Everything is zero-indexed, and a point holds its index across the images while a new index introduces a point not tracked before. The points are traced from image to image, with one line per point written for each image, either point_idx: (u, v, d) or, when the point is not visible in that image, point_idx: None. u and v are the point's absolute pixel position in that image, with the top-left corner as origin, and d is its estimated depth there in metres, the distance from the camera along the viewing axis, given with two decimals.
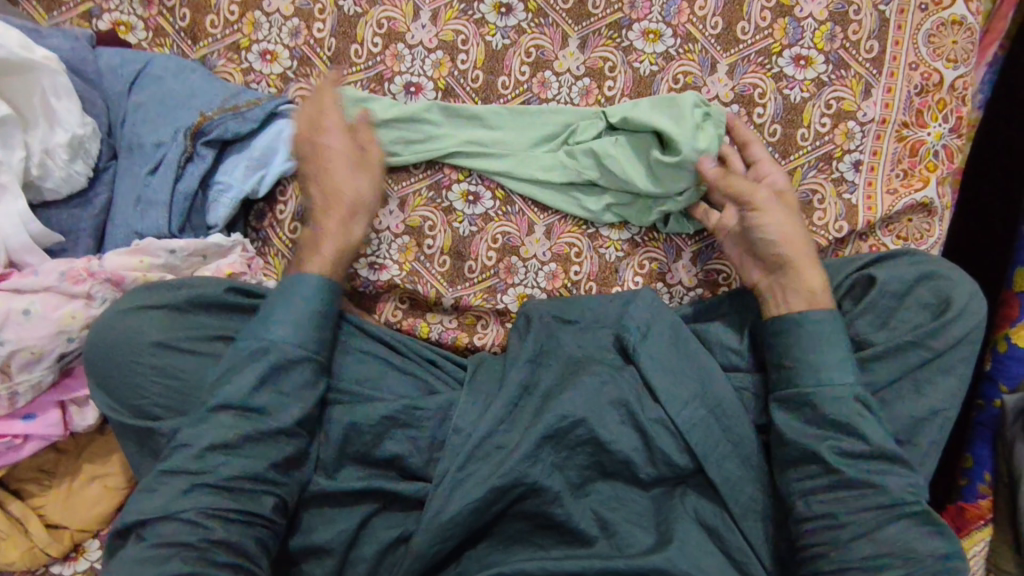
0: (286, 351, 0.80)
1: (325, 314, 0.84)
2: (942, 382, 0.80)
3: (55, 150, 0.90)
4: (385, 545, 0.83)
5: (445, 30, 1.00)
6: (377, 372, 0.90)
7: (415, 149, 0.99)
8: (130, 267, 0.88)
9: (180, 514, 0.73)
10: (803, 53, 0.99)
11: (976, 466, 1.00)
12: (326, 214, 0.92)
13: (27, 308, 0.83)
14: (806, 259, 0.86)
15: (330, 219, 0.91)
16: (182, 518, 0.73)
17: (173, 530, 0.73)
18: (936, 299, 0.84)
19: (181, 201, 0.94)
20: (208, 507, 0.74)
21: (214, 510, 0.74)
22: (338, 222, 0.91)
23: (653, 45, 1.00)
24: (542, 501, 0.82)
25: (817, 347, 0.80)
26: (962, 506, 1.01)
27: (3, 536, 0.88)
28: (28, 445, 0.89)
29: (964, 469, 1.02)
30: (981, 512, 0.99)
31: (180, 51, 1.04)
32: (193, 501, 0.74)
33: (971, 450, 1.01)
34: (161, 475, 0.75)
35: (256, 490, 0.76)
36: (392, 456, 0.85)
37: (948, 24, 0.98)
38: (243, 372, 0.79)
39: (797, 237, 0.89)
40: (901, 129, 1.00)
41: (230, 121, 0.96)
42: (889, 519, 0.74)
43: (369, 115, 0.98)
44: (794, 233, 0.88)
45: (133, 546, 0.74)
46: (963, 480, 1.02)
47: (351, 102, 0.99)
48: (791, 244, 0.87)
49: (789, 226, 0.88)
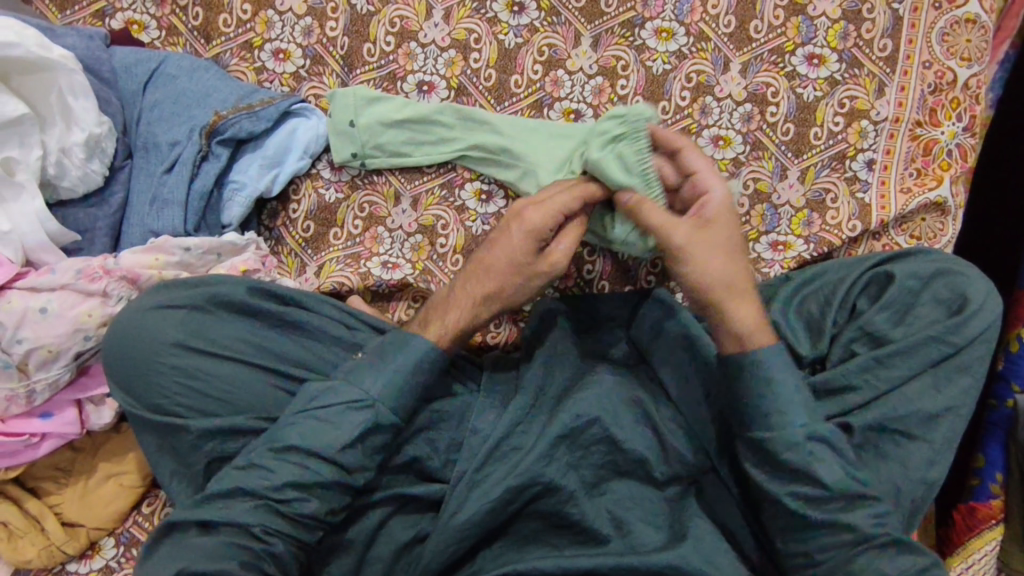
0: (377, 410, 0.78)
1: (418, 379, 0.81)
2: (957, 380, 0.80)
3: (71, 149, 0.90)
4: (402, 545, 0.83)
5: (458, 28, 1.00)
6: None
7: (425, 151, 0.99)
8: (145, 265, 0.89)
9: (246, 526, 0.74)
10: (816, 52, 0.99)
11: (987, 466, 0.99)
12: (470, 291, 0.86)
13: (44, 307, 0.84)
14: (731, 298, 0.80)
15: (468, 299, 0.85)
16: (248, 530, 0.74)
17: (233, 536, 0.74)
18: (952, 296, 0.84)
19: (196, 200, 0.95)
20: (268, 526, 0.74)
21: (276, 532, 0.74)
22: (476, 304, 0.85)
23: (666, 43, 1.00)
24: (557, 500, 0.82)
25: (767, 389, 0.76)
26: (973, 506, 1.01)
27: (17, 531, 0.89)
28: (45, 444, 0.89)
29: (975, 468, 1.01)
30: (994, 511, 0.99)
31: (193, 50, 1.04)
32: (261, 517, 0.74)
33: (982, 450, 1.00)
34: (235, 481, 0.76)
35: (316, 528, 0.76)
36: (412, 459, 0.85)
37: (962, 22, 0.98)
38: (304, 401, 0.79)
39: (728, 271, 0.81)
40: (915, 127, 1.00)
41: (244, 120, 0.96)
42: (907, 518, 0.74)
43: (383, 118, 0.98)
44: (719, 268, 0.80)
45: (193, 536, 0.75)
46: (974, 480, 1.01)
47: (367, 100, 0.99)
48: (711, 283, 0.80)
49: (710, 262, 0.80)
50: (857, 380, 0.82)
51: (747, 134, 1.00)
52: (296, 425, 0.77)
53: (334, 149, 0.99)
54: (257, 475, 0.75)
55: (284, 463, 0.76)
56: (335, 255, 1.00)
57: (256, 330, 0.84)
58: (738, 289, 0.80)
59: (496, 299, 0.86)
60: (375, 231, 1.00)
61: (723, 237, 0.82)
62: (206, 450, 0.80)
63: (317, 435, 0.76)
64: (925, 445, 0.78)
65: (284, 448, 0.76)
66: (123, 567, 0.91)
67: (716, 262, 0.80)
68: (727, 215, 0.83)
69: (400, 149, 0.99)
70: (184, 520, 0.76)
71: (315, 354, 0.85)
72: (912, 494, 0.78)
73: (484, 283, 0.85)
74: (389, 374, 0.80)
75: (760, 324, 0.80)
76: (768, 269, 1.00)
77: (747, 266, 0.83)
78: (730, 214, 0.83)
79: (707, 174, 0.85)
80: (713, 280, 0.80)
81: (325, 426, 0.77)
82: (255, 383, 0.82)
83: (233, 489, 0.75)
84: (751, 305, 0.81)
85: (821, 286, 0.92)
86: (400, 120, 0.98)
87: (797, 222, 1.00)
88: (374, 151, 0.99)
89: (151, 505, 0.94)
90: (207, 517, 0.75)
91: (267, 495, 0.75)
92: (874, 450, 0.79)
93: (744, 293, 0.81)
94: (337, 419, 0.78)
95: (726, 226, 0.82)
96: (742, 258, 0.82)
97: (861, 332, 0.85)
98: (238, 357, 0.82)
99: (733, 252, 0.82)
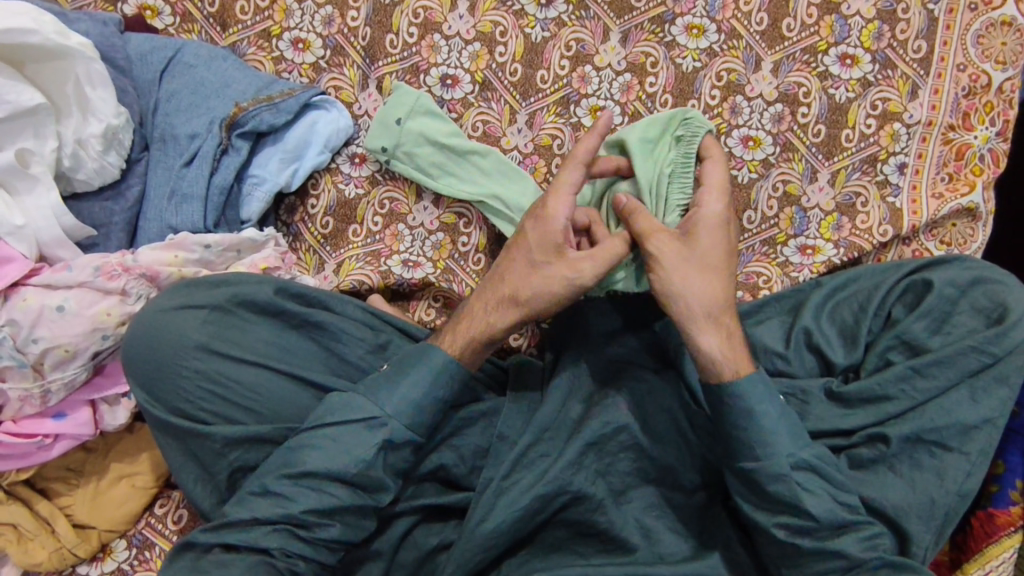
0: (398, 422, 0.76)
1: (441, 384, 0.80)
2: (996, 391, 0.79)
3: (88, 141, 0.87)
4: (426, 552, 0.81)
5: (483, 21, 0.98)
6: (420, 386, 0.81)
7: (450, 179, 0.96)
8: (164, 262, 0.86)
9: (264, 548, 0.72)
10: (850, 52, 0.97)
11: (1006, 473, 0.87)
12: (485, 296, 0.83)
13: (61, 304, 0.81)
14: (699, 319, 0.76)
15: (480, 306, 0.82)
16: (268, 554, 0.72)
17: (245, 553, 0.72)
18: (991, 305, 0.83)
19: (216, 195, 0.92)
20: (288, 550, 0.72)
21: (292, 551, 0.72)
22: (483, 310, 0.82)
23: (696, 40, 0.98)
24: (586, 509, 0.80)
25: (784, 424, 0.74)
26: (991, 512, 0.87)
27: (28, 534, 0.86)
28: (58, 445, 0.86)
29: (992, 475, 0.88)
30: (1012, 518, 0.86)
31: (209, 38, 1.01)
32: (281, 540, 0.72)
33: (1001, 455, 0.88)
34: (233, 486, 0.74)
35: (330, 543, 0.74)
36: (437, 465, 0.84)
37: (998, 24, 0.96)
38: (334, 410, 0.76)
39: (700, 284, 0.77)
40: (947, 132, 0.98)
41: (264, 113, 0.94)
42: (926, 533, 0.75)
43: (429, 134, 0.95)
44: (695, 283, 0.77)
45: (215, 553, 0.73)
46: (991, 486, 0.88)
47: (422, 118, 0.96)
48: (679, 298, 0.77)
49: (679, 273, 0.77)
50: (896, 389, 0.81)
51: (777, 135, 0.98)
52: (313, 450, 0.75)
53: (369, 135, 0.96)
54: (270, 504, 0.73)
55: (305, 489, 0.73)
56: (355, 252, 0.97)
57: (281, 329, 0.82)
58: (710, 311, 0.77)
59: (524, 309, 0.80)
60: (395, 228, 0.97)
61: (701, 253, 0.79)
62: (231, 456, 0.78)
63: (331, 454, 0.74)
64: (962, 456, 0.77)
65: (300, 474, 0.74)
66: (137, 570, 0.88)
67: (686, 277, 0.77)
68: (718, 231, 0.80)
69: (427, 169, 0.96)
70: (206, 540, 0.73)
71: (340, 358, 0.83)
72: (946, 506, 0.76)
73: (516, 278, 0.81)
74: (413, 370, 0.78)
75: (737, 354, 0.76)
76: (796, 273, 0.98)
77: (730, 287, 0.78)
78: (720, 230, 0.80)
79: (710, 188, 0.82)
80: (695, 295, 0.77)
81: (338, 448, 0.75)
82: (280, 388, 0.79)
83: (247, 517, 0.73)
84: (732, 330, 0.77)
85: (853, 293, 0.91)
86: (440, 141, 0.95)
87: (827, 226, 0.98)
88: (404, 155, 0.96)
89: (163, 506, 0.91)
90: (230, 536, 0.72)
91: (287, 520, 0.72)
92: (908, 460, 0.79)
93: (723, 322, 0.77)
94: (350, 441, 0.75)
95: (713, 240, 0.79)
96: (729, 278, 0.78)
97: (898, 340, 0.84)
98: (262, 360, 0.79)
99: (710, 270, 0.78)
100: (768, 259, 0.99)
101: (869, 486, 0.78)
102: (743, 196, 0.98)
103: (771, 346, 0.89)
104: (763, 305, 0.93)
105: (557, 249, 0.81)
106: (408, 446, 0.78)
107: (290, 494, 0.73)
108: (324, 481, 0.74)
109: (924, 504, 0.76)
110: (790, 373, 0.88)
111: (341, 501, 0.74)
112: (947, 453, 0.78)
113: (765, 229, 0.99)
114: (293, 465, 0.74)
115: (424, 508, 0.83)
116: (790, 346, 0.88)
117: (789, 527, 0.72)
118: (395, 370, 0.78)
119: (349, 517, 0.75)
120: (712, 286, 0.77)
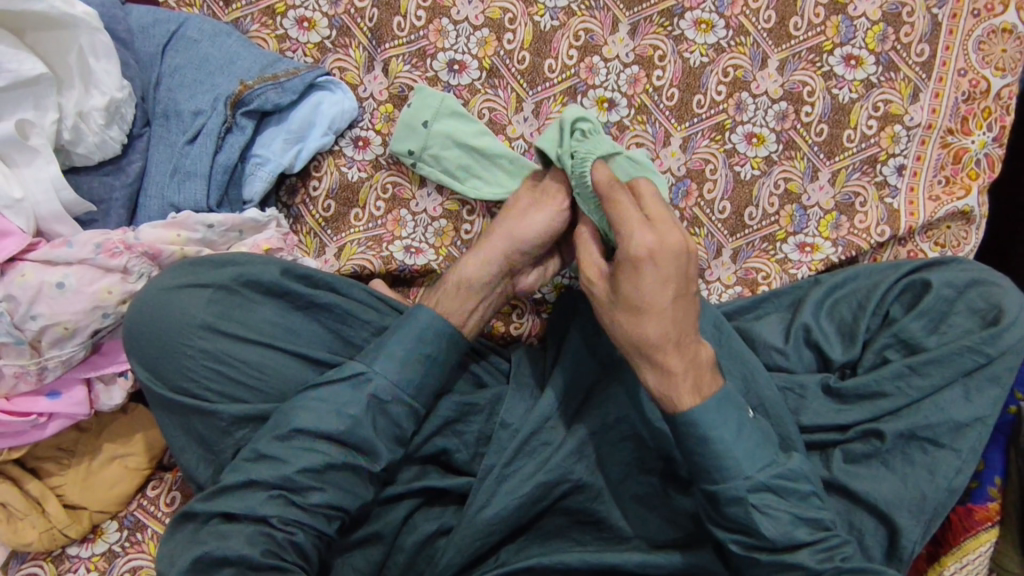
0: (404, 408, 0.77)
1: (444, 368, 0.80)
2: (990, 390, 0.81)
3: (90, 114, 0.85)
4: (425, 537, 0.81)
5: (492, 7, 0.97)
6: (430, 376, 0.79)
7: (474, 180, 0.95)
8: (167, 240, 0.85)
9: (263, 518, 0.71)
10: (854, 53, 0.98)
11: (985, 470, 0.88)
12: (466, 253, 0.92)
13: (62, 281, 0.79)
14: (639, 359, 0.75)
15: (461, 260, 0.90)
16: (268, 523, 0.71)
17: (247, 531, 0.71)
18: (986, 307, 0.85)
19: (219, 173, 0.91)
20: (284, 518, 0.72)
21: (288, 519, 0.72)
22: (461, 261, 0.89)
23: (705, 35, 0.98)
24: (585, 497, 0.81)
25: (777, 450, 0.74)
26: (969, 507, 0.87)
27: (17, 513, 0.85)
28: (54, 423, 0.85)
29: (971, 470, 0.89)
30: (990, 513, 0.86)
31: (211, 13, 0.98)
32: (278, 508, 0.72)
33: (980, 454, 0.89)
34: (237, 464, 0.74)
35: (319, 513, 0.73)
36: (440, 450, 0.84)
37: (999, 32, 0.98)
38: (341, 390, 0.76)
39: (633, 327, 0.74)
40: (946, 135, 1.00)
41: (270, 92, 0.92)
42: (911, 529, 0.77)
43: (456, 135, 0.94)
44: (619, 324, 0.75)
45: (214, 523, 0.72)
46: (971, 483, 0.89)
47: (449, 118, 0.95)
48: (618, 337, 0.76)
49: (608, 311, 0.77)
50: (893, 385, 0.83)
51: (781, 132, 0.99)
52: (302, 411, 0.74)
53: (393, 138, 0.95)
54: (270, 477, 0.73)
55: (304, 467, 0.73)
56: (357, 236, 0.96)
57: (287, 312, 0.81)
58: (643, 352, 0.74)
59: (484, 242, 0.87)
60: (398, 214, 0.97)
61: (628, 292, 0.74)
62: (235, 436, 0.77)
63: (322, 418, 0.74)
64: (953, 453, 0.79)
65: (290, 435, 0.73)
66: (127, 551, 0.87)
67: (614, 316, 0.76)
68: (643, 268, 0.73)
69: (449, 168, 0.95)
70: (207, 515, 0.73)
71: (345, 340, 0.83)
72: (936, 502, 0.78)
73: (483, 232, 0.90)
74: (419, 354, 0.78)
75: (672, 387, 0.73)
76: (794, 270, 1.00)
77: (676, 327, 0.73)
78: (649, 264, 0.73)
79: (628, 224, 0.75)
80: (623, 333, 0.75)
81: (328, 408, 0.74)
82: (285, 369, 0.79)
83: (246, 488, 0.73)
84: (669, 363, 0.73)
85: (851, 291, 0.92)
86: (467, 141, 0.95)
87: (825, 224, 1.00)
88: (430, 157, 0.95)
89: (156, 488, 0.90)
90: (227, 507, 0.72)
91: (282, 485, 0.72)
92: (901, 455, 0.81)
93: (659, 358, 0.73)
94: (339, 401, 0.75)
95: (637, 282, 0.73)
96: (662, 315, 0.73)
97: (895, 339, 0.86)
98: (267, 341, 0.78)
99: (640, 310, 0.73)
100: (766, 255, 1.00)
101: (861, 480, 0.80)
102: (746, 192, 0.99)
103: (770, 340, 0.91)
104: (762, 301, 0.96)
105: (522, 200, 0.89)
106: (408, 431, 0.78)
107: (284, 456, 0.73)
108: (323, 454, 0.74)
109: (914, 498, 0.78)
110: (788, 368, 0.90)
111: (332, 461, 0.73)
112: (939, 450, 0.80)
113: (766, 226, 1.00)
114: (284, 427, 0.74)
115: (426, 494, 0.83)
116: (789, 341, 0.90)
117: (745, 543, 0.71)
118: (400, 354, 0.78)
119: (351, 495, 0.75)
120: (653, 325, 0.73)
